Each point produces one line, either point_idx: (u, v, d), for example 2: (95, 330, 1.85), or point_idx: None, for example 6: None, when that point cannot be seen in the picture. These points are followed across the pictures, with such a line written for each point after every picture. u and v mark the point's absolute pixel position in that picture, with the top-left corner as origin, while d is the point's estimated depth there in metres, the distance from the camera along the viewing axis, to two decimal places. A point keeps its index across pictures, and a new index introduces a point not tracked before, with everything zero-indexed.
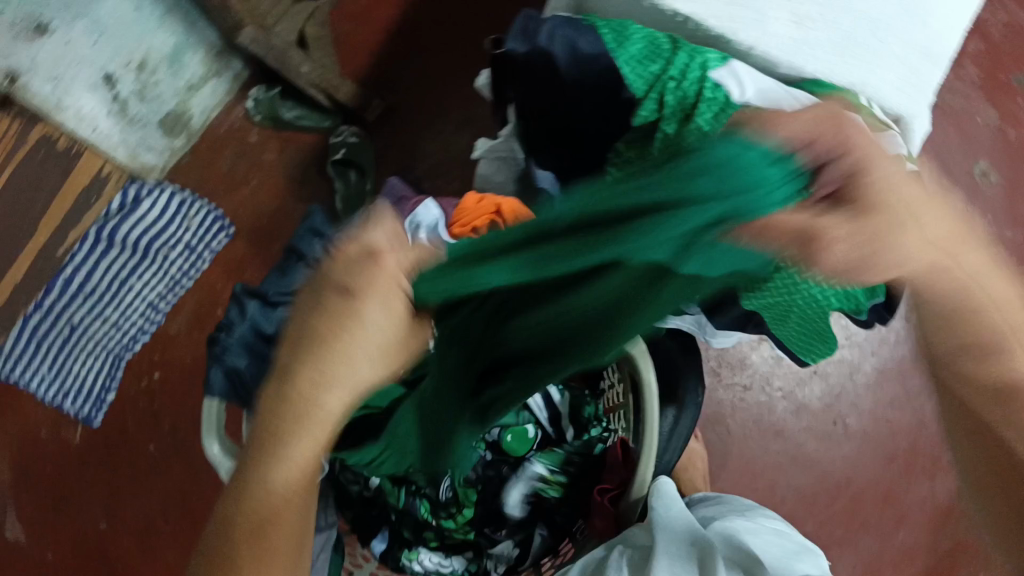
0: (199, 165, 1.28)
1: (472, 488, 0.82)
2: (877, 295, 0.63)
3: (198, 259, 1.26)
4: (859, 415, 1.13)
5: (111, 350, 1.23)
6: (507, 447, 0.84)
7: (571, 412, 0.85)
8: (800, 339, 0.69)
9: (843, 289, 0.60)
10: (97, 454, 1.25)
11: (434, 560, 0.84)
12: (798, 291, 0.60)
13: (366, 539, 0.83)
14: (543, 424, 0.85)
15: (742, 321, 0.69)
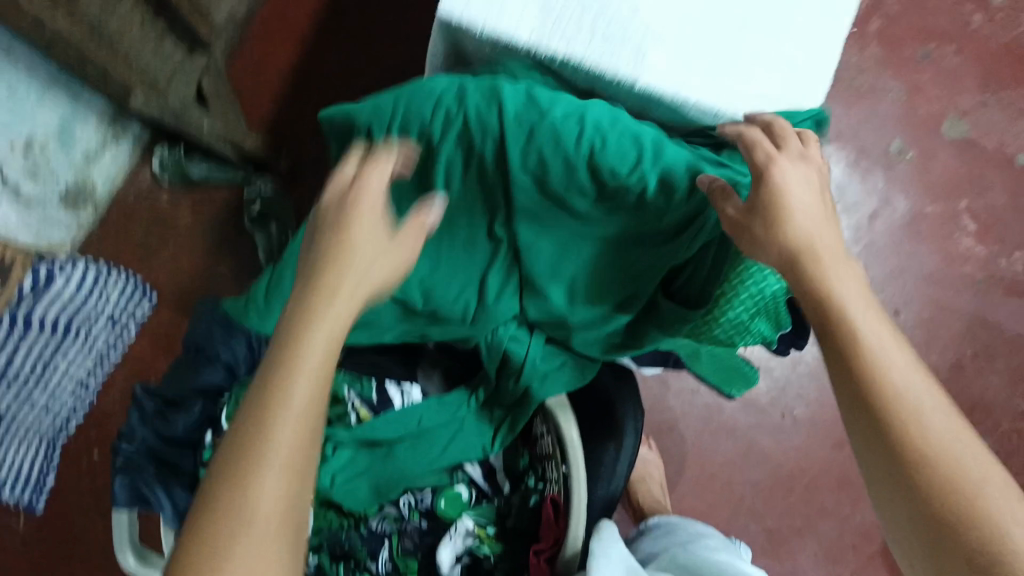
0: (112, 235, 1.23)
1: (410, 557, 0.83)
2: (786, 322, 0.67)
3: (124, 331, 1.22)
4: (806, 405, 1.15)
5: (45, 435, 1.18)
6: (440, 511, 0.83)
7: (504, 465, 0.86)
8: (716, 371, 0.71)
9: (755, 322, 0.64)
10: (44, 543, 1.21)
11: None
12: (710, 327, 0.63)
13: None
14: (476, 481, 0.85)
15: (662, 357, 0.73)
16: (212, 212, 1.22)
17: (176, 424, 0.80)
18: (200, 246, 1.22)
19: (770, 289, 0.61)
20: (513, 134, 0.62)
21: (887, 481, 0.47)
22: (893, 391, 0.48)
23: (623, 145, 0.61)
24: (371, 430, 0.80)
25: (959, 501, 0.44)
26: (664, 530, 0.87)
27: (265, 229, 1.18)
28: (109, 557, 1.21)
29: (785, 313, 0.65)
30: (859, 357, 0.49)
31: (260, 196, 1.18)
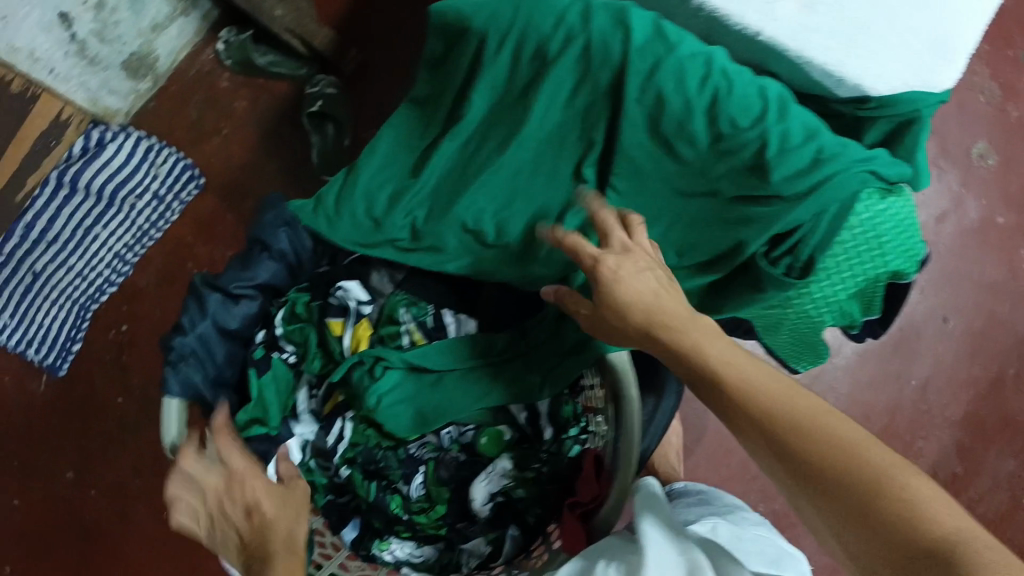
0: (165, 111, 1.21)
1: (444, 488, 0.85)
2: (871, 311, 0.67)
3: (166, 210, 1.20)
4: (837, 397, 1.12)
5: (77, 299, 1.20)
6: (482, 447, 0.85)
7: (550, 411, 0.85)
8: (791, 347, 0.73)
9: (839, 305, 0.66)
10: (64, 404, 1.23)
11: (405, 550, 0.86)
12: (793, 305, 0.66)
13: (337, 526, 0.86)
14: (521, 422, 0.85)
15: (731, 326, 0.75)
16: (269, 103, 1.19)
17: (231, 316, 0.77)
18: (253, 138, 1.19)
19: (867, 273, 0.64)
20: (637, 63, 0.62)
21: (791, 473, 0.51)
22: (771, 394, 0.54)
23: (748, 98, 0.61)
24: (425, 358, 0.82)
25: (852, 470, 0.47)
26: (694, 500, 0.90)
27: (322, 129, 1.16)
28: (126, 430, 1.23)
29: (879, 300, 0.67)
30: (722, 385, 0.56)
31: (322, 95, 1.15)
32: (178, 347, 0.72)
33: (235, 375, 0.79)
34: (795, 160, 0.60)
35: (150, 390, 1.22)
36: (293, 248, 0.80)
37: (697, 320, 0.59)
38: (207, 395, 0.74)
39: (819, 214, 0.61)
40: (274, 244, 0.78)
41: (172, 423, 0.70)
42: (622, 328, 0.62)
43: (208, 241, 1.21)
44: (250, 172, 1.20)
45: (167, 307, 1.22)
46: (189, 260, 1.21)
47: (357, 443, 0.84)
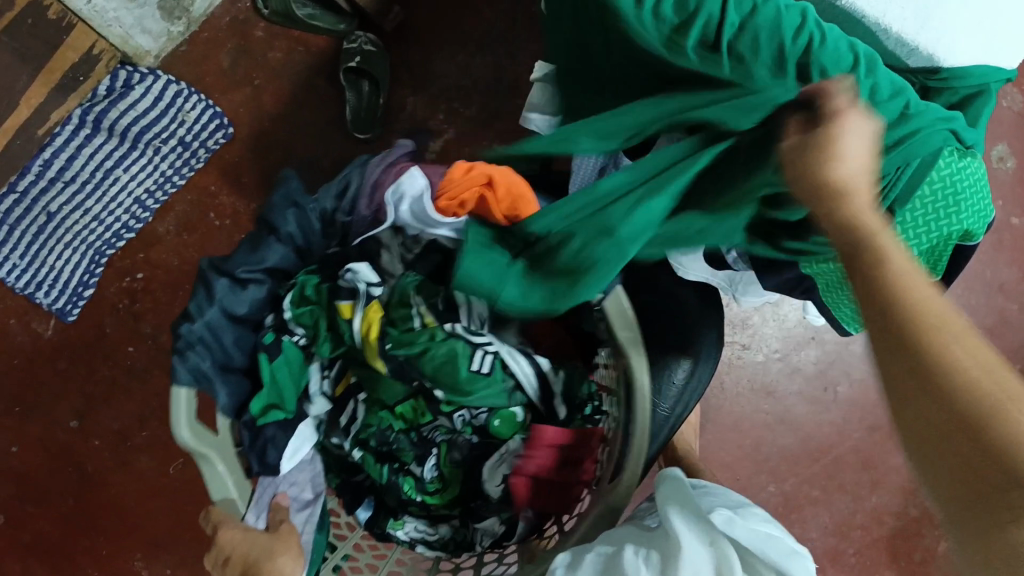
0: (196, 56, 1.18)
1: (457, 469, 0.86)
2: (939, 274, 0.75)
3: (192, 157, 1.18)
4: (850, 383, 1.15)
5: (91, 244, 1.17)
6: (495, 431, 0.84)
7: (565, 391, 0.85)
8: (849, 312, 0.76)
9: None
10: (69, 351, 1.19)
11: (419, 528, 0.86)
12: None
13: (353, 505, 0.87)
14: (534, 403, 0.84)
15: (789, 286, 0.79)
16: (304, 57, 1.18)
17: (241, 301, 0.75)
18: (286, 90, 1.18)
19: (941, 230, 0.70)
20: (732, 8, 0.65)
21: (901, 369, 0.44)
22: (916, 294, 0.44)
23: (840, 50, 0.64)
24: (442, 350, 0.78)
25: (951, 388, 0.41)
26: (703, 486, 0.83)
27: (357, 86, 1.15)
28: (132, 382, 1.19)
29: (941, 263, 0.74)
30: (873, 254, 0.47)
31: (360, 51, 1.13)
32: (187, 334, 0.72)
33: (246, 361, 0.78)
34: (884, 113, 0.63)
35: (161, 342, 1.18)
36: (300, 230, 0.78)
37: (867, 195, 0.51)
38: (213, 382, 0.73)
39: (902, 167, 0.65)
40: (282, 227, 0.76)
41: (182, 414, 0.67)
42: (799, 177, 0.53)
43: (232, 192, 1.19)
44: (282, 125, 1.19)
45: (185, 257, 1.19)
46: (210, 212, 1.19)
47: (370, 425, 0.85)
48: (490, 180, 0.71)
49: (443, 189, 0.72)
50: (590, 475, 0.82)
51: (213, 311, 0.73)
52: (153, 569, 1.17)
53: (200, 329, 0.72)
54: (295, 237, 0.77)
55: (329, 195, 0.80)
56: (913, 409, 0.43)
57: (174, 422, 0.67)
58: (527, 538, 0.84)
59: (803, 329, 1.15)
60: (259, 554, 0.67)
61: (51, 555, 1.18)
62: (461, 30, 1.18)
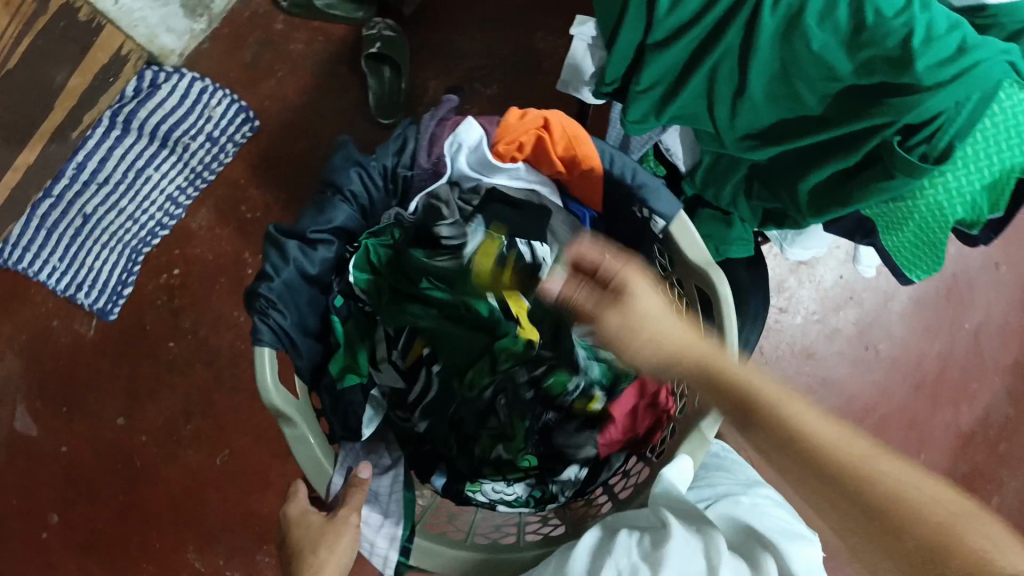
0: (220, 52, 1.19)
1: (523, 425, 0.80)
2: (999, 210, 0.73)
3: (220, 152, 1.19)
4: (891, 342, 1.14)
5: (128, 243, 1.19)
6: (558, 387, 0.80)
7: None
8: (909, 249, 0.78)
9: (965, 198, 0.73)
10: (112, 349, 1.21)
11: (497, 488, 0.80)
12: (917, 197, 0.73)
13: (426, 474, 0.82)
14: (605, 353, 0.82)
15: (851, 232, 0.82)
16: (325, 46, 1.19)
17: (313, 262, 0.72)
18: (309, 80, 1.19)
19: (1004, 162, 0.71)
20: None
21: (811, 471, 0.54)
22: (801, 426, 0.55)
23: None
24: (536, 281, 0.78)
25: (850, 480, 0.51)
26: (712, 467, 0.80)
27: (379, 73, 1.16)
28: (176, 375, 1.21)
29: (1005, 196, 0.73)
30: (715, 385, 0.61)
31: (381, 37, 1.13)
32: (268, 293, 0.68)
33: (318, 323, 0.75)
34: (941, 49, 0.62)
35: (201, 336, 1.20)
36: (364, 189, 0.76)
37: (701, 343, 0.62)
38: (294, 343, 0.71)
39: (962, 103, 0.65)
40: (347, 185, 0.75)
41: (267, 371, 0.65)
42: (645, 353, 0.63)
43: (262, 184, 1.20)
44: (306, 115, 1.20)
45: (219, 251, 1.20)
46: (241, 204, 1.20)
47: (439, 395, 0.82)
48: (546, 122, 0.73)
49: (502, 135, 0.75)
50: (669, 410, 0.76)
51: (289, 272, 0.70)
52: (205, 560, 1.19)
53: (278, 289, 0.69)
54: (360, 196, 0.75)
55: (389, 150, 0.78)
56: (805, 482, 0.54)
57: (259, 382, 0.64)
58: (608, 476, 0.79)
59: (838, 290, 1.14)
60: (307, 545, 0.65)
61: (105, 550, 1.20)
62: (477, 10, 1.18)
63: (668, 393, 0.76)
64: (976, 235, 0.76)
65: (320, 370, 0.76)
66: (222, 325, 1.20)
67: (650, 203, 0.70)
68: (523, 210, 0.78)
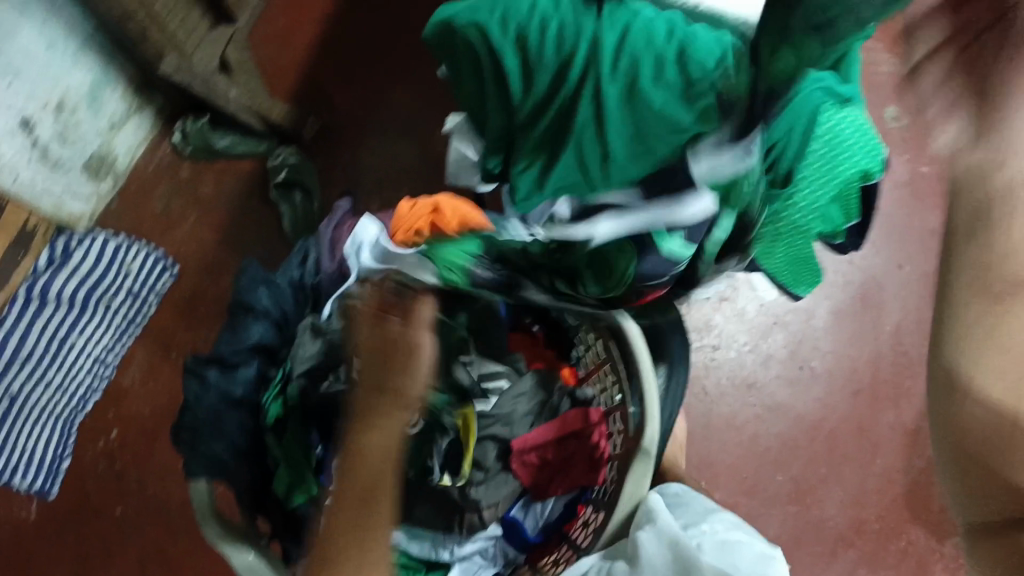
0: (130, 208, 1.22)
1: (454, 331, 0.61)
2: (853, 217, 0.79)
3: (144, 305, 1.19)
4: (822, 357, 1.19)
5: (60, 414, 1.15)
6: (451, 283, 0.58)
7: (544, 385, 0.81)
8: (788, 267, 0.84)
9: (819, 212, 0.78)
10: (56, 526, 1.16)
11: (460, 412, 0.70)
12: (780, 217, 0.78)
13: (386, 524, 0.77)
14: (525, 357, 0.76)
15: (738, 259, 0.85)
16: (232, 183, 1.22)
17: (237, 385, 0.72)
18: (223, 219, 1.22)
19: (840, 176, 0.76)
20: (609, 30, 0.72)
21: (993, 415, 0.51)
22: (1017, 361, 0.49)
23: (711, 48, 0.70)
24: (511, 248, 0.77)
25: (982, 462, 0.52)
26: (674, 504, 0.78)
27: (290, 198, 1.19)
28: (127, 540, 1.15)
29: (855, 202, 0.78)
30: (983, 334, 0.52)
31: (286, 165, 1.19)
32: (193, 424, 0.69)
33: (252, 445, 0.73)
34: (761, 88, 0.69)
35: (148, 493, 1.17)
36: (275, 304, 0.75)
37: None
38: (231, 466, 0.70)
39: (790, 133, 0.73)
40: (257, 304, 0.74)
41: (205, 513, 0.64)
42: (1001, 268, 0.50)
43: (190, 327, 1.20)
44: (223, 252, 1.21)
45: (155, 403, 1.19)
46: (171, 350, 1.20)
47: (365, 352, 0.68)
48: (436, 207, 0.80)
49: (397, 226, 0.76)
50: (607, 450, 0.75)
51: (212, 397, 0.70)
52: None
53: (207, 415, 0.70)
54: (272, 311, 0.75)
55: (291, 265, 0.79)
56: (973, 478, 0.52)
57: (199, 519, 0.64)
58: (570, 530, 0.76)
59: (762, 316, 1.20)
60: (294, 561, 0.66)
61: None
62: (372, 125, 1.23)
63: (603, 434, 0.76)
64: (844, 243, 0.83)
65: (264, 491, 0.73)
66: (170, 478, 1.17)
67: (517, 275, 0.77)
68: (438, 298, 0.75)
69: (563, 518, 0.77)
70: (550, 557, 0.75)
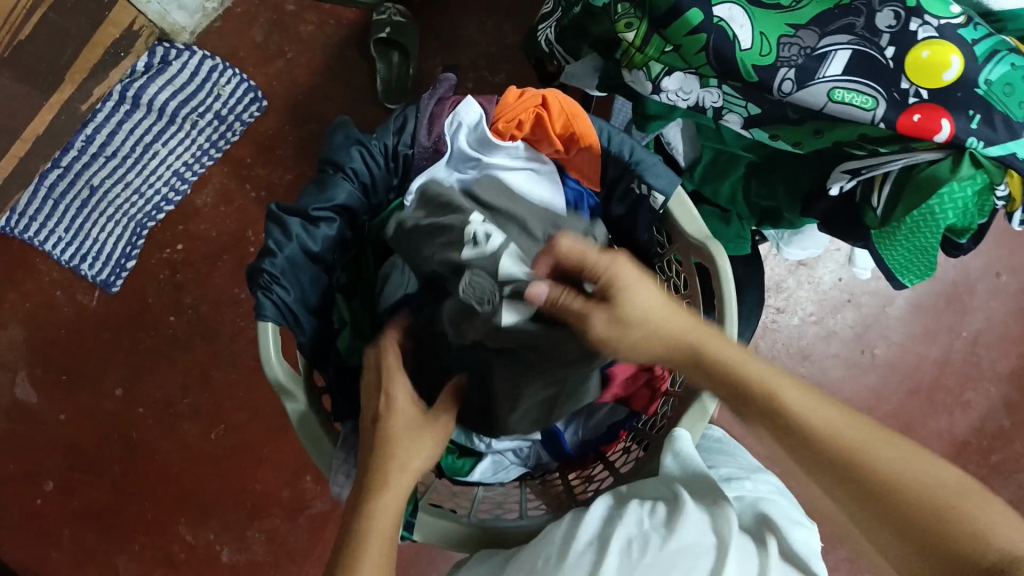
0: (231, 32, 1.18)
1: None
2: (984, 214, 0.58)
3: (228, 131, 1.17)
4: (887, 345, 1.14)
5: (133, 216, 1.16)
6: None
7: None
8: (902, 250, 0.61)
9: (954, 205, 0.56)
10: (113, 323, 1.16)
11: None
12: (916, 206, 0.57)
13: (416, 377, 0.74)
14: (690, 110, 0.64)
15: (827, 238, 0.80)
16: (336, 29, 1.18)
17: (316, 241, 0.67)
18: (319, 63, 1.18)
19: (977, 179, 0.54)
20: None
21: (859, 500, 0.45)
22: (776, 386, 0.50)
23: None
24: (821, 1, 0.56)
25: None
26: (715, 449, 0.71)
27: (387, 57, 1.15)
28: (173, 356, 1.16)
29: (990, 205, 0.57)
30: None
31: (391, 23, 1.13)
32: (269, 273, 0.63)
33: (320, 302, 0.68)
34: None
35: (203, 313, 1.16)
36: (366, 167, 0.69)
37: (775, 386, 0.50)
38: (300, 314, 0.65)
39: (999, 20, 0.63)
40: (348, 164, 0.68)
41: (272, 349, 0.62)
42: None
43: (269, 164, 1.18)
44: (313, 98, 1.18)
45: (223, 229, 1.17)
46: (247, 182, 1.18)
47: None
48: (545, 100, 0.69)
49: (499, 112, 0.70)
50: (666, 385, 0.71)
51: (292, 249, 0.65)
52: (197, 536, 1.13)
53: (282, 265, 0.64)
54: (362, 175, 0.69)
55: (388, 129, 0.71)
56: None
57: (263, 357, 0.62)
58: (609, 452, 0.74)
59: (836, 293, 1.15)
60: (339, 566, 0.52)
61: (102, 522, 1.14)
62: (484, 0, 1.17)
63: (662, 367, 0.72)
64: (963, 244, 0.62)
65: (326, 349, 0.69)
66: (225, 301, 1.16)
67: (646, 178, 0.65)
68: (535, 181, 0.72)
69: (604, 440, 0.75)
70: (581, 472, 0.74)
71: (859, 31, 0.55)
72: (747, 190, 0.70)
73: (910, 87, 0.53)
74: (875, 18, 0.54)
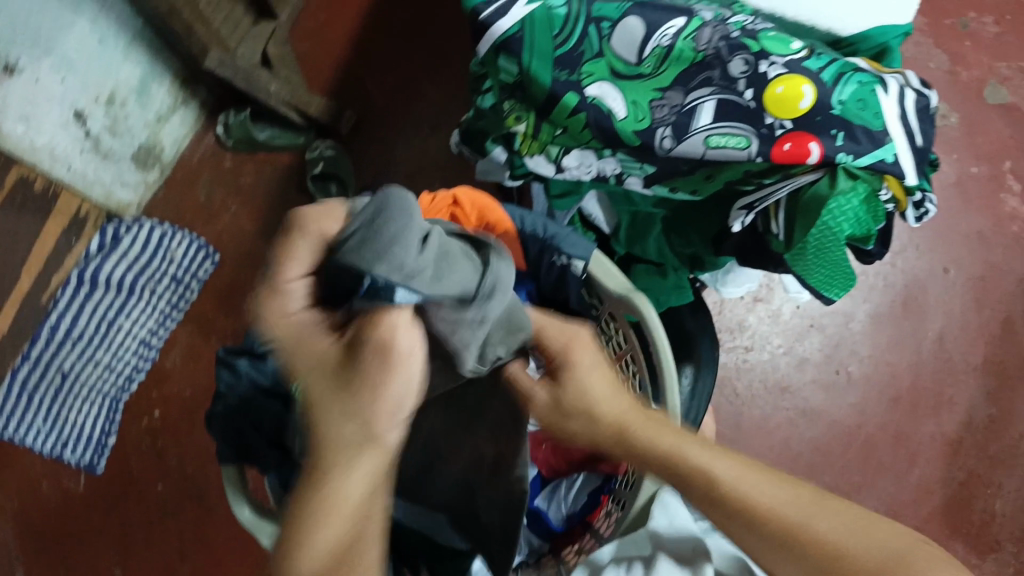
0: (175, 198, 1.25)
1: (594, 22, 0.61)
2: (882, 217, 0.61)
3: (186, 290, 1.21)
4: (860, 361, 1.16)
5: (108, 392, 1.17)
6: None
7: None
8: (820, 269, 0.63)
9: (849, 217, 0.59)
10: (100, 502, 1.17)
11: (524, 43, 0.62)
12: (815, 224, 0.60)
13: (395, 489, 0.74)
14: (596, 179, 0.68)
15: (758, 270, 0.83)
16: (272, 174, 1.24)
17: (267, 374, 0.69)
18: (262, 210, 1.24)
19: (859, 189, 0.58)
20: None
21: None
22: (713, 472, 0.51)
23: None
24: (676, 63, 0.61)
25: None
26: None
27: (325, 189, 1.20)
28: (166, 522, 1.15)
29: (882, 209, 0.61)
30: None
31: (323, 158, 1.20)
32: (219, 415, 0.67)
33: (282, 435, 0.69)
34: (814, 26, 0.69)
35: (188, 474, 1.17)
36: None
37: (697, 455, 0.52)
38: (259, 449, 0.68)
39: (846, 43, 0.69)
40: None
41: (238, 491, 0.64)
42: None
43: (230, 314, 1.22)
44: (262, 243, 1.24)
45: (196, 386, 1.20)
46: (212, 335, 1.21)
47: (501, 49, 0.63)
48: (456, 200, 0.71)
49: None
50: None
51: (243, 387, 0.68)
52: None
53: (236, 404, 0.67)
54: None
55: None
56: None
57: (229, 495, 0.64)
58: (595, 520, 0.72)
59: (798, 319, 1.17)
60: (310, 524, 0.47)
61: None
62: (406, 118, 1.24)
63: None
64: (871, 250, 0.65)
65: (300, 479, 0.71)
66: (209, 458, 1.17)
67: (564, 249, 0.69)
68: None
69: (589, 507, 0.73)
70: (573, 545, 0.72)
71: (718, 81, 0.59)
72: (670, 242, 0.74)
73: (775, 121, 0.58)
74: (727, 68, 0.59)
